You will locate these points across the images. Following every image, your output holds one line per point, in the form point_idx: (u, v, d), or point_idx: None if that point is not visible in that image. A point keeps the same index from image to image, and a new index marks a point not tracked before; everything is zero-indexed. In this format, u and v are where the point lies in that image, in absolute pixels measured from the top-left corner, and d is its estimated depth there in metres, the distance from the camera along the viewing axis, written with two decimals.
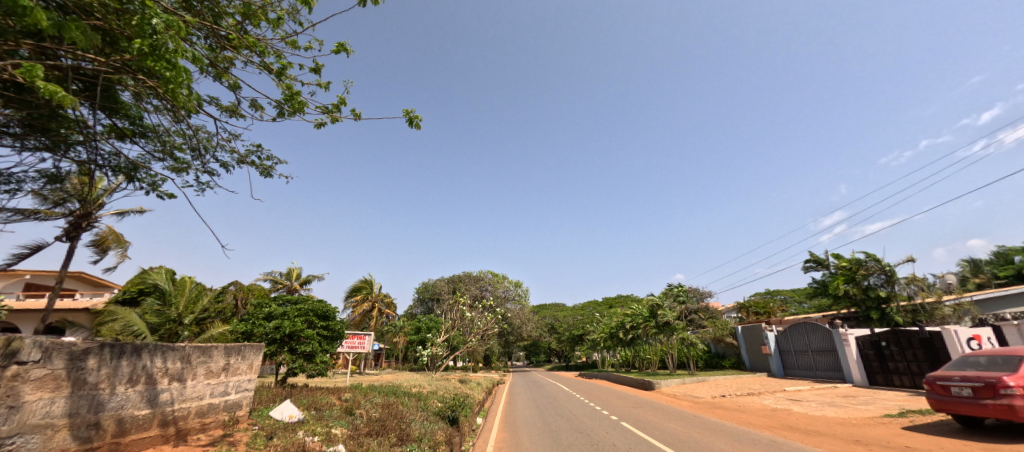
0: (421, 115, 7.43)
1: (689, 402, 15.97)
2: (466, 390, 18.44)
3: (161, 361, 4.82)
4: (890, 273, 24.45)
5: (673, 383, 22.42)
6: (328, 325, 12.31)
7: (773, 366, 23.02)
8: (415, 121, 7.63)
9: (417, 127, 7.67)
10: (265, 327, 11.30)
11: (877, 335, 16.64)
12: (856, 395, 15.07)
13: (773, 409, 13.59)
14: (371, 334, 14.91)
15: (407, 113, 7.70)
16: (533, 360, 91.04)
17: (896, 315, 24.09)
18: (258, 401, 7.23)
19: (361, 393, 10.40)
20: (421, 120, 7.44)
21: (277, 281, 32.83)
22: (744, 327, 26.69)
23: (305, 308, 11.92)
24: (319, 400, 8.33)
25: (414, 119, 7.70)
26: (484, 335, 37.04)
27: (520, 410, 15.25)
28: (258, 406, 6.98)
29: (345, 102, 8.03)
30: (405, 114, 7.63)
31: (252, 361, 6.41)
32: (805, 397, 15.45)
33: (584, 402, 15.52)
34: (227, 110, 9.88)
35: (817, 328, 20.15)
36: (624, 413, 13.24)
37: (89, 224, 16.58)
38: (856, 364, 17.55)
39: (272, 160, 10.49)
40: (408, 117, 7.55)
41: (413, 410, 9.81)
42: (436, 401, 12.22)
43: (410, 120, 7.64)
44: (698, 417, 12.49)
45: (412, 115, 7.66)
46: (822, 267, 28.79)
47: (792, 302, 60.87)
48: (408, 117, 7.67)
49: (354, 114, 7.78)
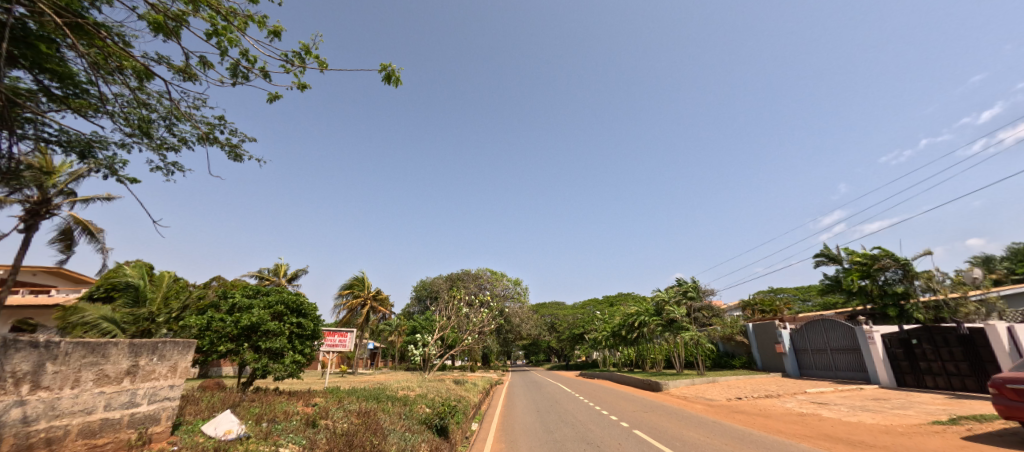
0: (399, 69, 6.33)
1: (703, 406, 14.62)
2: (461, 392, 17.04)
3: (12, 363, 3.43)
4: (908, 268, 23.19)
5: (681, 383, 20.99)
6: (301, 321, 10.99)
7: (787, 366, 21.68)
8: (392, 76, 6.47)
9: (397, 83, 6.54)
10: (224, 322, 10.01)
11: (907, 332, 15.34)
12: (887, 398, 13.70)
13: (801, 414, 12.24)
14: (353, 331, 13.49)
15: (384, 67, 6.53)
16: (533, 360, 89.57)
17: (918, 312, 22.65)
18: (191, 412, 5.88)
19: (335, 399, 8.87)
20: (400, 74, 6.32)
21: (263, 278, 31.47)
22: (756, 325, 25.32)
23: (276, 299, 10.68)
24: (278, 409, 6.94)
25: (391, 75, 6.52)
26: (481, 333, 35.50)
27: (519, 415, 13.87)
28: (187, 417, 5.60)
29: (308, 52, 6.88)
30: (381, 67, 6.49)
31: (175, 361, 5.05)
32: (831, 400, 14.11)
33: (588, 406, 14.14)
34: (179, 71, 8.63)
35: (838, 325, 18.83)
36: (634, 419, 11.89)
37: (48, 212, 15.04)
38: (882, 363, 16.27)
39: (239, 143, 9.96)
40: (384, 72, 6.41)
41: (393, 417, 8.36)
42: (424, 406, 10.78)
43: (388, 75, 6.50)
44: (719, 423, 11.11)
45: (390, 69, 6.49)
46: (835, 261, 27.40)
47: (796, 299, 59.62)
48: (386, 72, 6.52)
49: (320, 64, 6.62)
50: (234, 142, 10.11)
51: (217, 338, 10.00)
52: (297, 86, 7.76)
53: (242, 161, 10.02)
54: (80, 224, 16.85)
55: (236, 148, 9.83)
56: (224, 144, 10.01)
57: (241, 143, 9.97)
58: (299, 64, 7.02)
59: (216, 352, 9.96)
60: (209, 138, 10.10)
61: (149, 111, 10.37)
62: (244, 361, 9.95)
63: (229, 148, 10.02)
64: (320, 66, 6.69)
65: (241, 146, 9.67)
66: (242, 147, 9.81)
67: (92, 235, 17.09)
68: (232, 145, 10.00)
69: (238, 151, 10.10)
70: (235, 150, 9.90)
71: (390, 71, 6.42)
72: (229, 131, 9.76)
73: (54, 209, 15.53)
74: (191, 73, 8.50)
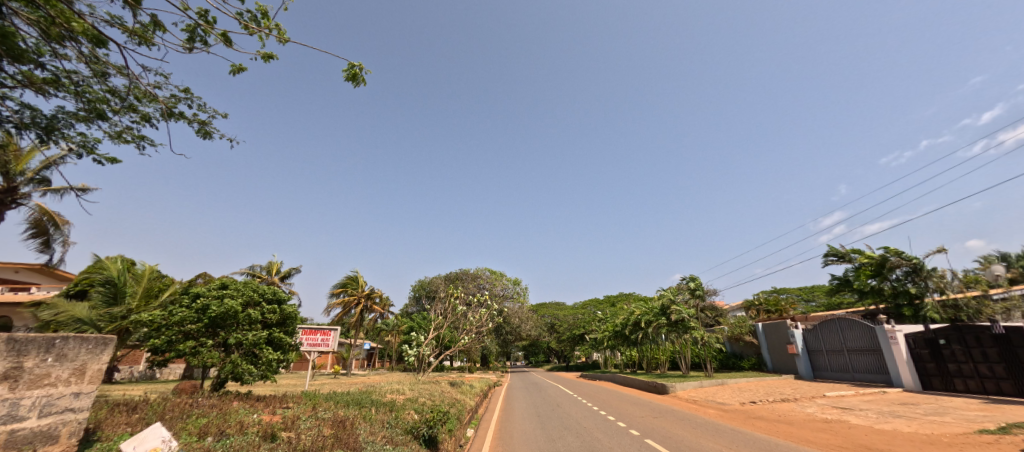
0: (366, 71, 6.83)
1: (716, 411, 13.63)
2: (456, 395, 15.97)
3: None
4: (919, 267, 21.94)
5: (689, 386, 19.89)
6: (277, 309, 9.94)
7: (800, 368, 20.61)
8: (357, 77, 6.92)
9: (360, 83, 6.96)
10: (187, 311, 8.93)
11: (934, 332, 14.31)
12: (917, 403, 12.66)
13: (826, 421, 11.19)
14: (337, 329, 12.39)
15: (349, 67, 6.95)
16: (532, 360, 88.59)
17: (936, 311, 21.51)
18: (112, 424, 4.99)
19: (309, 405, 7.86)
20: (363, 75, 6.79)
21: (255, 275, 30.37)
22: (766, 324, 24.24)
23: (247, 288, 9.60)
24: (231, 418, 5.95)
25: (356, 75, 6.95)
26: (478, 333, 34.03)
27: (518, 420, 12.96)
28: (98, 434, 4.62)
29: (266, 16, 6.25)
30: (347, 68, 6.87)
31: (82, 362, 4.33)
32: (853, 405, 13.13)
33: (592, 412, 13.16)
34: (131, 34, 7.69)
35: (856, 324, 17.81)
36: (643, 426, 10.87)
37: (14, 201, 14.05)
38: (905, 365, 15.25)
39: (208, 119, 9.03)
40: (349, 72, 6.79)
41: (373, 427, 7.29)
42: (412, 412, 9.72)
43: (352, 75, 6.88)
44: (740, 432, 10.04)
45: (355, 68, 6.92)
46: (844, 260, 26.10)
47: (798, 299, 58.58)
48: (351, 71, 6.89)
49: (281, 35, 6.11)
50: (203, 119, 9.17)
51: (179, 333, 8.89)
52: (262, 56, 7.86)
53: (213, 140, 9.07)
54: (46, 215, 15.81)
55: (206, 125, 8.95)
56: (193, 120, 9.06)
57: (211, 120, 9.06)
58: (257, 27, 6.37)
59: (177, 350, 8.80)
60: (175, 114, 9.15)
61: (109, 86, 9.56)
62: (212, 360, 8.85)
63: (198, 124, 9.08)
64: (279, 36, 6.13)
65: (210, 124, 8.75)
66: (212, 125, 8.89)
67: (58, 227, 16.09)
68: (202, 123, 9.08)
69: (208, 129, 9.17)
70: (204, 128, 8.98)
71: (355, 71, 6.84)
72: (197, 107, 8.83)
73: (21, 197, 14.54)
74: (146, 37, 7.50)
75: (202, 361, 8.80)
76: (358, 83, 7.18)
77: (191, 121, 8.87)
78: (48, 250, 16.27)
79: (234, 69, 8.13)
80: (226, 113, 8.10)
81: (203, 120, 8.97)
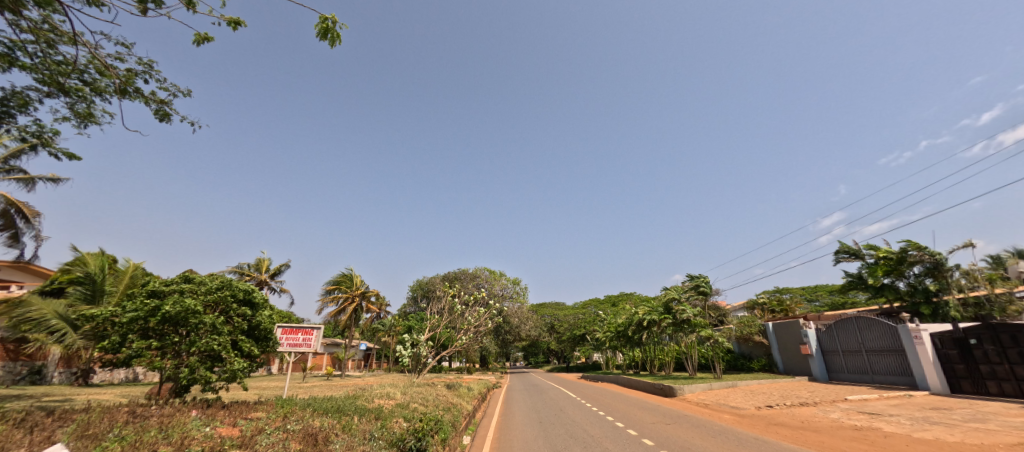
0: (340, 26, 6.02)
1: (731, 416, 12.65)
2: (452, 398, 15.00)
3: None
4: (941, 262, 20.90)
5: (698, 389, 18.90)
6: (247, 312, 8.93)
7: (814, 369, 19.63)
8: (329, 33, 6.11)
9: (335, 40, 6.14)
10: (140, 306, 7.85)
11: (964, 331, 13.35)
12: (950, 408, 11.70)
13: (857, 429, 10.20)
14: (320, 328, 11.40)
15: (320, 21, 6.10)
16: (531, 360, 87.62)
17: (955, 310, 20.47)
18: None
19: (281, 414, 6.87)
20: (338, 28, 5.99)
21: (243, 273, 29.42)
22: (777, 324, 23.25)
23: (213, 284, 8.57)
24: (164, 431, 4.97)
25: (327, 30, 6.12)
26: (478, 333, 32.85)
27: (518, 426, 12.04)
28: None
29: None
30: (317, 20, 6.01)
31: None
32: (881, 410, 12.17)
33: (598, 417, 12.20)
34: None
35: (875, 323, 16.93)
36: (656, 434, 9.89)
37: None
38: (932, 366, 14.28)
39: (169, 101, 9.26)
40: (320, 26, 5.97)
41: (350, 440, 6.26)
42: (400, 420, 8.68)
43: (325, 30, 6.05)
44: (765, 442, 9.08)
45: (328, 22, 6.08)
46: (857, 257, 25.09)
47: (801, 298, 57.74)
48: (324, 24, 6.05)
49: None
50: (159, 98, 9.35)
51: (127, 331, 7.82)
52: (229, 22, 7.12)
53: (171, 122, 9.62)
54: (13, 206, 14.76)
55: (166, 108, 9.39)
56: (150, 100, 9.05)
57: (170, 101, 9.37)
58: None
59: (123, 351, 7.71)
60: (127, 90, 8.97)
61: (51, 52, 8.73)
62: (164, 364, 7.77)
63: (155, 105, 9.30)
64: None
65: (171, 107, 9.17)
66: (172, 108, 9.32)
67: (28, 220, 15.08)
68: (159, 103, 9.28)
69: (165, 110, 9.50)
70: (163, 110, 9.34)
71: (328, 25, 6.05)
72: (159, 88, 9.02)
73: None
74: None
75: (151, 366, 7.69)
76: (332, 40, 6.39)
77: (154, 104, 9.16)
78: (17, 244, 15.24)
79: (199, 38, 7.52)
80: (190, 94, 8.77)
81: (161, 103, 9.33)
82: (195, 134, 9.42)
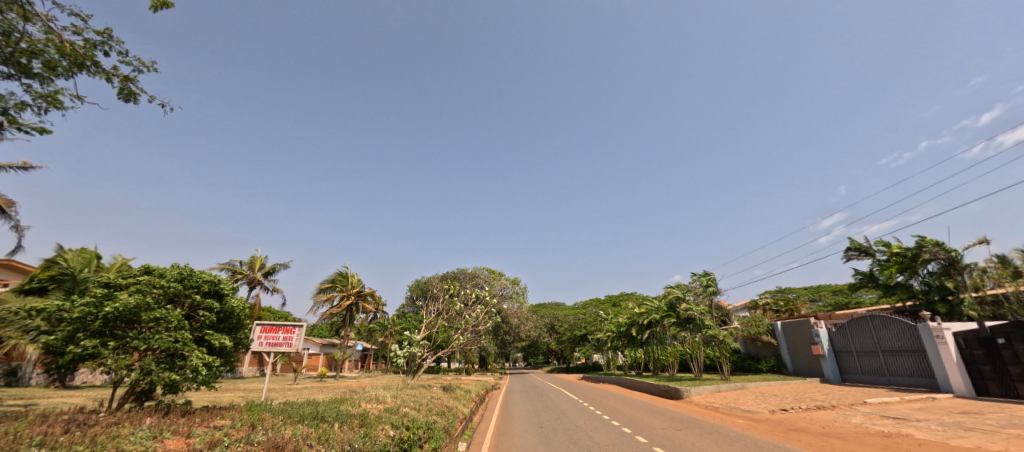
0: None
1: (746, 421, 11.84)
2: (447, 401, 14.12)
3: None
4: (956, 259, 20.14)
5: (706, 391, 18.09)
6: (214, 305, 8.18)
7: (826, 370, 18.83)
8: None
9: None
10: (89, 302, 7.04)
11: (991, 330, 12.49)
12: (981, 412, 10.90)
13: (885, 435, 9.37)
14: (302, 327, 10.55)
15: None
16: (531, 362, 86.67)
17: (971, 309, 19.66)
18: None
19: (248, 423, 6.06)
20: None
21: (236, 271, 28.67)
22: (787, 323, 22.44)
23: (174, 276, 7.80)
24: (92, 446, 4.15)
25: None
26: (477, 333, 31.91)
27: (518, 431, 11.24)
28: None
29: None
30: None
31: None
32: (905, 414, 11.36)
33: (604, 423, 11.36)
34: None
35: (892, 322, 16.17)
36: (668, 442, 9.04)
37: None
38: (956, 368, 13.48)
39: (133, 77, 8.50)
40: None
41: None
42: (387, 427, 7.85)
43: None
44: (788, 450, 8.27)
45: None
46: (866, 255, 24.33)
47: (805, 297, 57.00)
48: None
49: None
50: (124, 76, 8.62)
51: (76, 329, 6.99)
52: None
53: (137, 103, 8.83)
54: None
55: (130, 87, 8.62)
56: (112, 76, 8.31)
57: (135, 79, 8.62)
58: None
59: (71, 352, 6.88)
60: (86, 66, 8.24)
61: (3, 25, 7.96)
62: (118, 362, 6.98)
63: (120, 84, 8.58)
64: None
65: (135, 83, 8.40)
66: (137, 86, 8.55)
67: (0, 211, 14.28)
68: (123, 81, 8.52)
69: (130, 90, 8.75)
70: (127, 89, 8.56)
71: None
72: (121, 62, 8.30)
73: None
74: None
75: (102, 367, 6.86)
76: None
77: (117, 81, 8.42)
78: None
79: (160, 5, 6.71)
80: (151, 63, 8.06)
81: (126, 82, 8.60)
82: (164, 114, 8.70)
